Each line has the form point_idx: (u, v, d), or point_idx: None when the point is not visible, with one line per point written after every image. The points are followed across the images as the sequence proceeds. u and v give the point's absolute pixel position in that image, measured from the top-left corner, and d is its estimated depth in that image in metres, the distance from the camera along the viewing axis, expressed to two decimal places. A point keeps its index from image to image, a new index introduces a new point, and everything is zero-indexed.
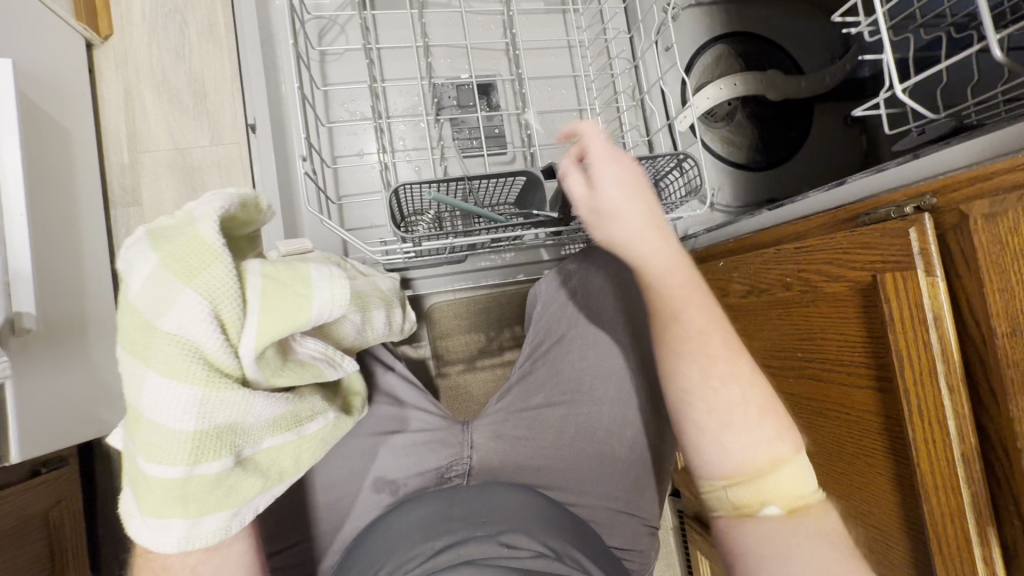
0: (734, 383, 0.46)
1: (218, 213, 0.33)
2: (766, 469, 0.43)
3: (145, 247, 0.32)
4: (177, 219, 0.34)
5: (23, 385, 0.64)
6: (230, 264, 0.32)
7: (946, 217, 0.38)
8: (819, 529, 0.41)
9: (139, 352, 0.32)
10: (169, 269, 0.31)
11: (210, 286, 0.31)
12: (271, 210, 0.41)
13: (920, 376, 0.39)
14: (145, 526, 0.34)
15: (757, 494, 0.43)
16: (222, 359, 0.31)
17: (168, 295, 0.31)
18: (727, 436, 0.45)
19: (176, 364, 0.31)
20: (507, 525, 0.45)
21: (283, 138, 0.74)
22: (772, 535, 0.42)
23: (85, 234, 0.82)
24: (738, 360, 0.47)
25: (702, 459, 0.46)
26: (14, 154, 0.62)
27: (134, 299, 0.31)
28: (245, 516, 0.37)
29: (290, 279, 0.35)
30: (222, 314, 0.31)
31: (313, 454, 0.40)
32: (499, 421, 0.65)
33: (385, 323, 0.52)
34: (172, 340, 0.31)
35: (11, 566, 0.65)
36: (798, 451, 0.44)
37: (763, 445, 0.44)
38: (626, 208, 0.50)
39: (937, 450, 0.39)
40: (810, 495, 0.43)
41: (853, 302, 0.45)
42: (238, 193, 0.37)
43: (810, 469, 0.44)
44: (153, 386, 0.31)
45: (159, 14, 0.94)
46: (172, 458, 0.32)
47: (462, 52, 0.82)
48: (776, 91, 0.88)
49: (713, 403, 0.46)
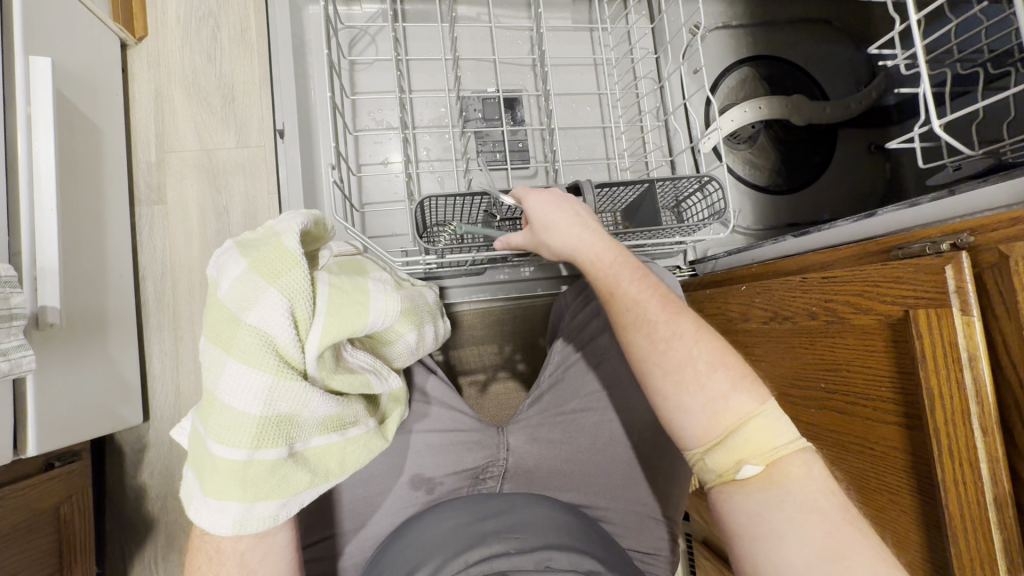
0: (680, 340, 0.48)
1: (298, 228, 0.40)
2: (732, 425, 0.44)
3: (236, 254, 0.39)
4: (261, 234, 0.41)
5: (45, 377, 0.65)
6: (306, 270, 0.39)
7: (983, 255, 0.38)
8: (799, 491, 0.41)
9: (221, 341, 0.38)
10: (256, 271, 0.38)
11: (291, 286, 0.38)
12: (335, 230, 0.49)
13: (952, 416, 0.39)
14: (205, 507, 0.40)
15: (729, 454, 0.43)
16: (291, 352, 0.38)
17: (254, 292, 0.37)
18: (685, 394, 0.46)
19: (253, 354, 0.37)
20: (543, 544, 0.45)
21: (310, 145, 0.75)
22: (760, 509, 0.42)
23: (109, 230, 0.83)
24: (678, 319, 0.50)
25: (681, 431, 0.47)
26: (48, 151, 0.63)
27: (223, 296, 0.38)
28: (291, 508, 0.42)
29: (351, 290, 0.43)
30: (296, 312, 0.38)
31: (357, 458, 0.46)
32: (535, 424, 0.65)
33: (434, 335, 0.58)
34: (253, 332, 0.38)
35: (22, 558, 0.65)
36: (762, 402, 0.44)
37: (723, 397, 0.45)
38: (554, 223, 0.54)
39: (967, 492, 0.38)
40: (782, 446, 0.42)
41: (882, 335, 0.44)
42: (312, 213, 0.44)
43: (779, 420, 0.44)
44: (231, 371, 0.38)
45: (193, 18, 0.96)
46: (237, 441, 0.38)
47: (489, 66, 0.84)
48: (801, 116, 0.88)
49: (667, 364, 0.47)
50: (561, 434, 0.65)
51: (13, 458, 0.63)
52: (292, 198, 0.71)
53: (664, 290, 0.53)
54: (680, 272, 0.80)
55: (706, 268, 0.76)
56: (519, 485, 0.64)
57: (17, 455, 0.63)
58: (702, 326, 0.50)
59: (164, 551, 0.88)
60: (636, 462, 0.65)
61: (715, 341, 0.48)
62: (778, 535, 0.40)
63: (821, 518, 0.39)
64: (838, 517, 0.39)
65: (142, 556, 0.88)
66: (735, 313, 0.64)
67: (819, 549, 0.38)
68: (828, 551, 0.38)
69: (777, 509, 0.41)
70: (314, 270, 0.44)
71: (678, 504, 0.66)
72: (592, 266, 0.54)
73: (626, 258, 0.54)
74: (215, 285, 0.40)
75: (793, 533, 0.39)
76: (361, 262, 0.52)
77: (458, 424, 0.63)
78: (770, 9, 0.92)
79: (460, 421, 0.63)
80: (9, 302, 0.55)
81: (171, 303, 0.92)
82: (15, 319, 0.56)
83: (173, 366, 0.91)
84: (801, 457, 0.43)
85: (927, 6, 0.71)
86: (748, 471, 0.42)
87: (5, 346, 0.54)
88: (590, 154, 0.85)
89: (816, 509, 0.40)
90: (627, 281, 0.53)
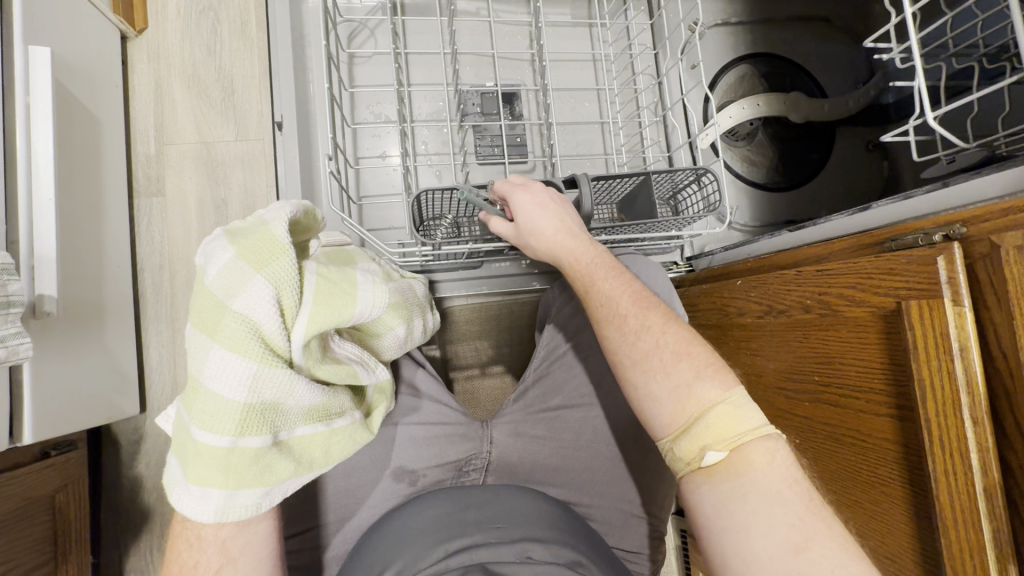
0: (648, 332, 0.49)
1: (287, 218, 0.40)
2: (697, 413, 0.44)
3: (223, 241, 0.39)
4: (249, 223, 0.41)
5: (42, 365, 0.65)
6: (293, 259, 0.39)
7: (975, 246, 0.38)
8: (763, 481, 0.40)
9: (208, 328, 0.38)
10: (243, 259, 0.38)
11: (278, 273, 0.38)
12: (325, 221, 0.49)
13: (943, 407, 0.39)
14: (188, 494, 0.40)
15: (693, 442, 0.43)
16: (277, 340, 0.39)
17: (241, 279, 0.38)
18: (653, 381, 0.47)
19: (239, 341, 0.38)
20: (525, 535, 0.45)
21: (308, 137, 0.75)
22: (724, 501, 0.41)
23: (108, 221, 0.83)
24: (645, 313, 0.50)
25: (652, 421, 0.47)
26: (46, 140, 0.63)
27: (209, 282, 0.38)
28: (274, 498, 0.42)
29: (338, 280, 0.43)
30: (283, 300, 0.39)
31: (342, 450, 0.46)
32: (519, 420, 0.66)
33: (422, 329, 0.59)
34: (239, 319, 0.38)
35: (15, 547, 0.65)
36: (726, 389, 0.44)
37: (688, 385, 0.45)
38: (540, 225, 0.54)
39: (958, 484, 0.38)
40: (745, 432, 0.42)
41: (874, 327, 0.45)
42: (301, 204, 0.44)
43: (744, 407, 0.43)
44: (216, 357, 0.38)
45: (194, 11, 0.96)
46: (221, 428, 0.38)
47: (488, 61, 0.84)
48: (800, 113, 0.88)
49: (635, 354, 0.48)
50: (548, 428, 0.65)
51: (10, 446, 0.63)
52: (289, 189, 0.71)
53: (638, 288, 0.53)
54: (676, 268, 0.80)
55: (702, 263, 0.77)
56: (503, 478, 0.64)
57: (13, 443, 0.63)
58: (671, 318, 0.50)
59: (158, 543, 0.89)
60: (623, 456, 0.65)
61: (683, 333, 0.49)
62: (744, 528, 0.39)
63: (784, 510, 0.39)
64: (801, 508, 0.39)
65: (136, 549, 0.88)
66: (731, 308, 0.64)
67: (782, 541, 0.38)
68: (791, 543, 0.37)
69: (743, 501, 0.40)
70: (303, 260, 0.44)
71: (665, 498, 0.66)
72: (568, 263, 0.55)
73: (603, 258, 0.55)
74: (203, 273, 0.40)
75: (758, 526, 0.39)
76: (350, 253, 0.52)
77: (444, 418, 0.63)
78: (770, 6, 0.92)
79: (445, 414, 0.63)
80: (6, 289, 0.55)
81: (168, 295, 0.93)
82: (12, 306, 0.56)
83: (170, 359, 0.92)
84: (766, 445, 0.42)
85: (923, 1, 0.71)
86: (711, 458, 0.42)
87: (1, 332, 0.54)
88: (587, 150, 0.85)
89: (780, 500, 0.39)
90: (603, 280, 0.54)
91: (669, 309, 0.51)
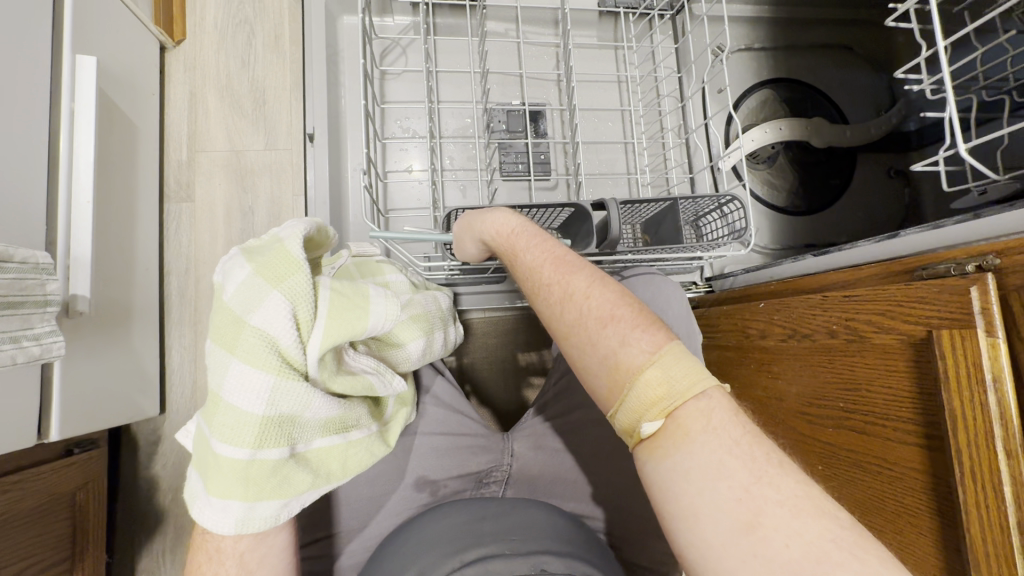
0: (573, 302, 0.44)
1: (301, 236, 0.42)
2: (629, 382, 0.39)
3: (241, 260, 0.41)
4: (265, 242, 0.43)
5: (72, 364, 0.66)
6: (309, 275, 0.40)
7: (1011, 277, 0.38)
8: (702, 452, 0.35)
9: (227, 343, 0.39)
10: (261, 276, 0.39)
11: (293, 289, 0.39)
12: (336, 239, 0.51)
13: (976, 439, 0.38)
14: (208, 507, 0.40)
15: (630, 415, 0.38)
16: (294, 354, 0.39)
17: (259, 294, 0.39)
18: (588, 354, 0.42)
19: (256, 355, 0.38)
20: (541, 547, 0.42)
21: (337, 150, 0.76)
22: (672, 480, 0.35)
23: (139, 224, 0.85)
24: (570, 278, 0.45)
25: (594, 390, 0.43)
26: (90, 145, 0.66)
27: (228, 299, 0.40)
28: (293, 508, 0.43)
29: (352, 294, 0.44)
30: (298, 314, 0.40)
31: (359, 461, 0.47)
32: (539, 433, 0.68)
33: (442, 341, 0.59)
34: (257, 333, 0.39)
35: (37, 545, 0.66)
36: (655, 351, 0.39)
37: (614, 352, 0.40)
38: (467, 230, 0.55)
39: (990, 516, 0.38)
40: (677, 395, 0.37)
41: (902, 356, 0.45)
42: (313, 222, 0.47)
43: (677, 361, 0.38)
44: (235, 371, 0.39)
45: (230, 24, 1.00)
46: (240, 440, 0.39)
47: (515, 80, 0.86)
48: (822, 138, 0.90)
49: (564, 326, 0.44)
50: (567, 441, 0.66)
51: (37, 442, 0.64)
52: (319, 201, 0.73)
53: (560, 251, 0.49)
54: (696, 287, 0.81)
55: (723, 285, 0.77)
56: (522, 491, 0.65)
57: (40, 439, 0.64)
58: (598, 278, 0.45)
59: (171, 545, 0.89)
60: None
61: (611, 293, 0.44)
62: (691, 510, 0.34)
63: (725, 485, 0.33)
64: (746, 476, 0.33)
65: (148, 549, 0.89)
66: (752, 330, 0.64)
67: (731, 522, 0.32)
68: (739, 523, 0.32)
69: (684, 482, 0.35)
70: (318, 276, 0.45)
71: None
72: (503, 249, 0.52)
73: (527, 225, 0.52)
74: (222, 290, 0.41)
75: (705, 504, 0.33)
76: (379, 266, 0.56)
77: (464, 429, 0.64)
78: (792, 33, 0.93)
79: (466, 425, 0.65)
80: (44, 289, 0.57)
81: (193, 298, 0.94)
82: (49, 305, 0.57)
83: (192, 361, 0.93)
84: (699, 407, 0.37)
85: (953, 34, 0.72)
86: (647, 430, 0.37)
87: (38, 330, 0.55)
88: (610, 169, 0.86)
89: (721, 472, 0.34)
90: (527, 252, 0.50)
91: (596, 270, 0.46)
